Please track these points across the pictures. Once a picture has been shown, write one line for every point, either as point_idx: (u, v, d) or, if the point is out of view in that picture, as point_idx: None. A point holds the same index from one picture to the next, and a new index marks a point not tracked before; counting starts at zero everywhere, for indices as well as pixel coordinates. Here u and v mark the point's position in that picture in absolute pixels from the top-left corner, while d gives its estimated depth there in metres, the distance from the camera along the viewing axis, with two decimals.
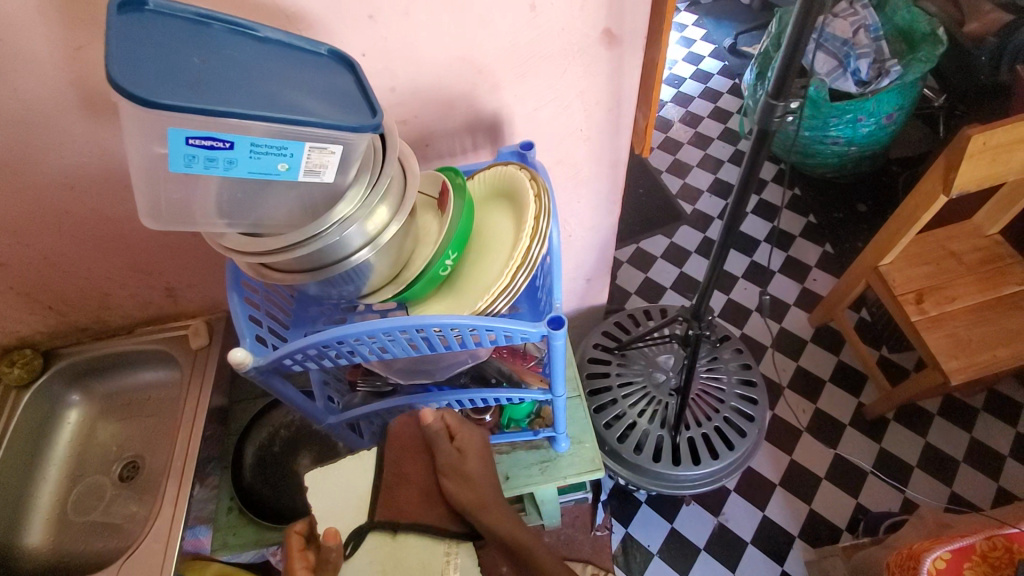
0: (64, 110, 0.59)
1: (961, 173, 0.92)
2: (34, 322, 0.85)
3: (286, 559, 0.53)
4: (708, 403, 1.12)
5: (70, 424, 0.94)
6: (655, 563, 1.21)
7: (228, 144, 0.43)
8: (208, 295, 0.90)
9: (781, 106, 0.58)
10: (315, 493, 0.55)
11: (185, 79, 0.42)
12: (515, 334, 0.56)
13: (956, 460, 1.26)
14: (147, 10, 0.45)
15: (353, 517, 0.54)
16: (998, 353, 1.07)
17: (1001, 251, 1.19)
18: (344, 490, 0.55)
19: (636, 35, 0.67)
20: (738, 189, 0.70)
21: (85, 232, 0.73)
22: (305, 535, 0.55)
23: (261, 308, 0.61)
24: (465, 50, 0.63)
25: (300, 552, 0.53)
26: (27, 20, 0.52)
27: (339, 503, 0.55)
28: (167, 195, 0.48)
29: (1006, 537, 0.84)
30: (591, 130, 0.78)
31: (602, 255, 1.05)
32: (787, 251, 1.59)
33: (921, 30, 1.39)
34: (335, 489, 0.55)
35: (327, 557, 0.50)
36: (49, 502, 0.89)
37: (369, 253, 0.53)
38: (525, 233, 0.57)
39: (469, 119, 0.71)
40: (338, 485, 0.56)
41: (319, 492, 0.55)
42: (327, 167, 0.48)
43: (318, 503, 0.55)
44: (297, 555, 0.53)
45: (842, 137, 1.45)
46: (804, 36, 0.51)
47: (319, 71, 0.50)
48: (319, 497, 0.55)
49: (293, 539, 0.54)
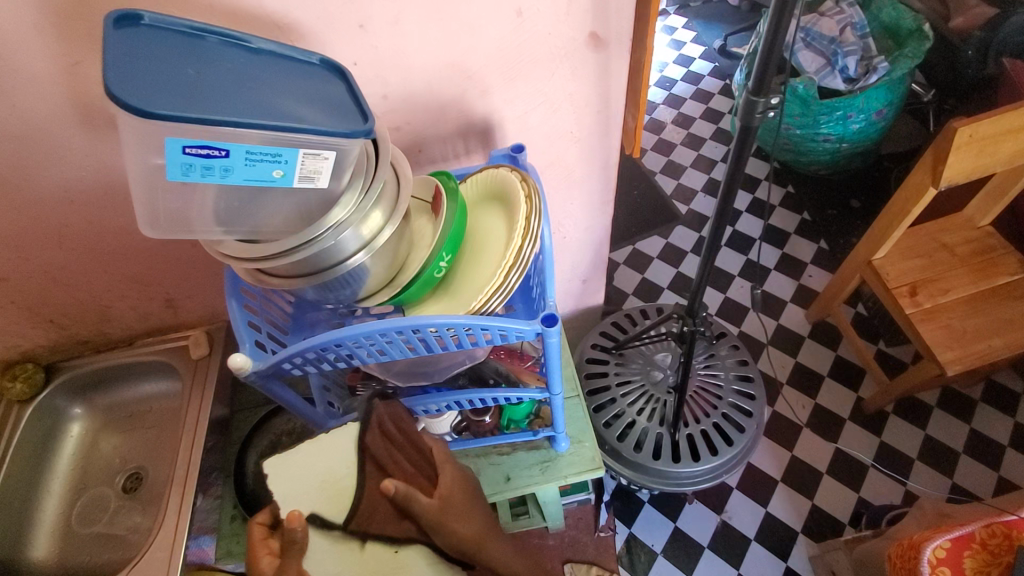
0: (64, 125, 0.61)
1: (949, 165, 0.93)
2: (35, 336, 0.86)
3: (249, 549, 0.52)
4: (707, 399, 1.13)
5: (74, 437, 0.94)
6: (660, 563, 1.21)
7: (223, 152, 0.44)
8: (208, 305, 0.91)
9: (762, 102, 0.60)
10: (275, 481, 0.55)
11: (180, 90, 0.43)
12: (510, 333, 0.56)
13: (956, 452, 1.27)
14: (142, 24, 0.46)
15: (318, 501, 0.54)
16: (993, 343, 1.08)
17: (993, 242, 1.20)
18: (306, 476, 0.55)
19: (622, 37, 0.68)
20: (725, 185, 0.71)
21: (85, 245, 0.74)
22: (269, 526, 0.54)
23: (259, 315, 0.62)
24: (455, 58, 0.64)
25: (262, 540, 0.52)
26: (25, 37, 0.53)
27: (303, 491, 0.55)
28: (166, 203, 0.49)
29: (1004, 525, 0.85)
30: (582, 132, 0.79)
31: (597, 256, 1.06)
32: (781, 248, 1.59)
33: (907, 26, 1.40)
34: (295, 472, 0.55)
35: (292, 537, 0.49)
36: (53, 515, 0.89)
37: (364, 257, 0.54)
38: (517, 233, 0.58)
39: (462, 124, 0.72)
40: (296, 472, 0.55)
41: (280, 478, 0.55)
42: (321, 173, 0.49)
43: (279, 489, 0.55)
44: (260, 543, 0.52)
45: (834, 134, 1.46)
46: (780, 33, 0.53)
47: (311, 80, 0.51)
48: (281, 485, 0.55)
49: (255, 529, 0.53)
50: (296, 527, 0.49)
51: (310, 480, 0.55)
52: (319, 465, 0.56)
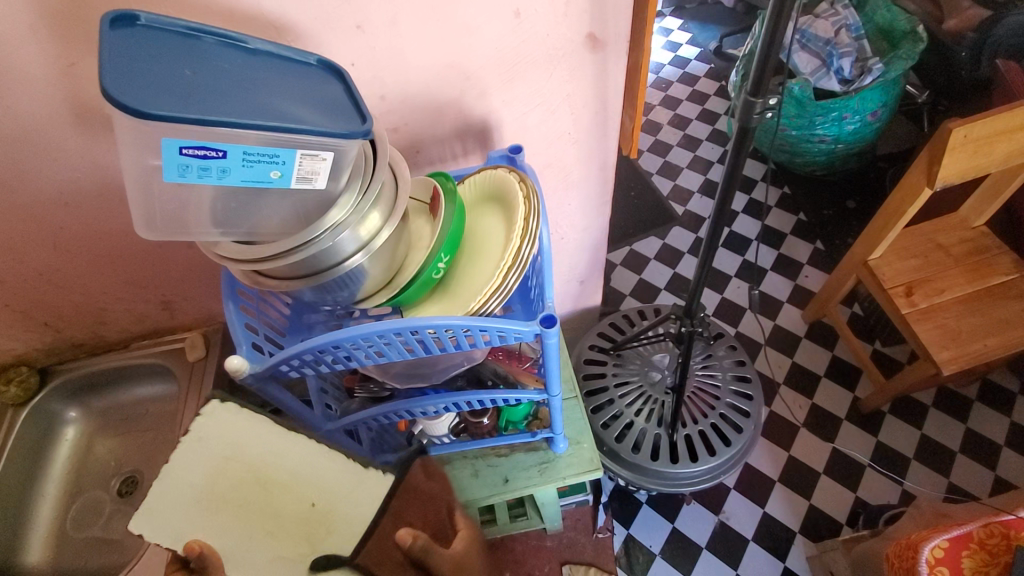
0: (58, 126, 0.60)
1: (944, 166, 0.93)
2: (29, 340, 0.86)
3: None
4: (703, 400, 1.13)
5: (69, 440, 0.94)
6: (658, 564, 1.21)
7: (221, 153, 0.44)
8: (204, 307, 0.91)
9: (761, 103, 0.59)
10: (151, 535, 0.47)
11: (176, 90, 0.43)
12: (509, 334, 0.56)
13: (952, 451, 1.27)
14: (138, 25, 0.46)
15: (211, 519, 0.48)
16: (988, 342, 1.08)
17: (989, 242, 1.21)
18: (181, 504, 0.48)
19: (619, 39, 0.68)
20: (723, 186, 0.71)
21: (81, 248, 0.74)
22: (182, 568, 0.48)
23: (257, 317, 0.62)
24: (454, 58, 0.64)
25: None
26: (19, 39, 0.53)
27: (181, 517, 0.48)
28: (163, 204, 0.49)
29: (1003, 525, 0.85)
30: (580, 133, 0.79)
31: (594, 257, 1.06)
32: (777, 248, 1.60)
33: (900, 28, 1.41)
34: (168, 510, 0.48)
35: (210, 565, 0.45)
36: (49, 519, 0.88)
37: (362, 258, 0.54)
38: (515, 234, 0.58)
39: (459, 125, 0.72)
40: (171, 503, 0.48)
41: (156, 529, 0.47)
42: (319, 174, 0.49)
43: (164, 538, 0.47)
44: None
45: (829, 135, 1.46)
46: (777, 36, 0.53)
47: (308, 80, 0.51)
48: (161, 530, 0.47)
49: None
50: (206, 555, 0.45)
51: (185, 495, 0.49)
52: (189, 475, 0.49)
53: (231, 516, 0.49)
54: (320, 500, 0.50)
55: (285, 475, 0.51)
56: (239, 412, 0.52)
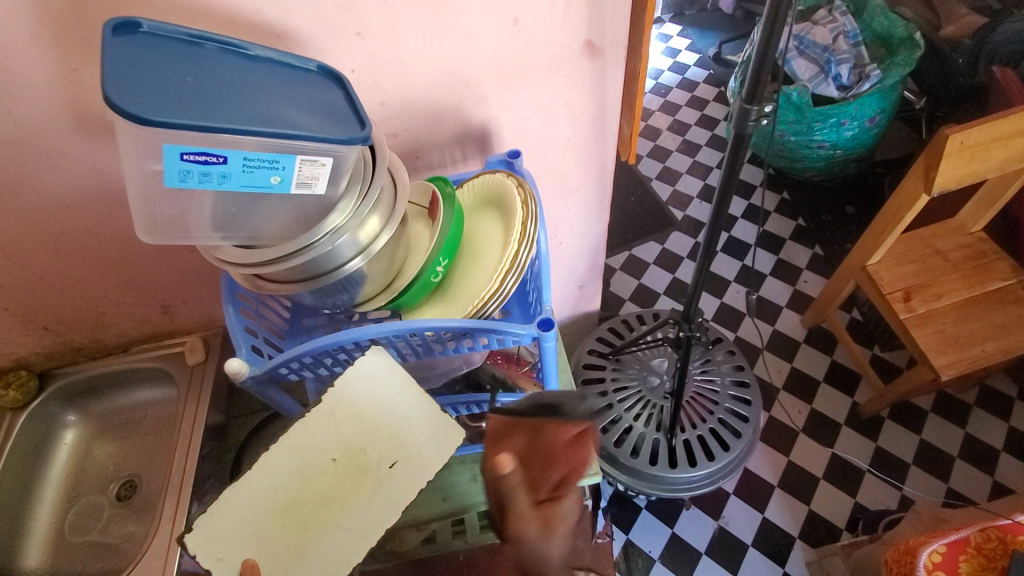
0: (60, 132, 0.61)
1: (941, 172, 0.94)
2: (29, 343, 0.86)
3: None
4: (702, 405, 1.13)
5: (68, 444, 0.94)
6: (657, 569, 1.21)
7: (221, 159, 0.44)
8: (205, 312, 0.91)
9: (756, 109, 0.60)
10: None
11: (177, 96, 0.43)
12: (507, 337, 0.57)
13: (951, 456, 1.27)
14: (141, 32, 0.46)
15: (310, 543, 0.50)
16: (986, 347, 1.09)
17: (986, 247, 1.21)
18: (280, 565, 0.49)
19: (617, 45, 0.69)
20: (719, 191, 0.72)
21: (83, 251, 0.74)
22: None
23: (256, 320, 0.62)
24: (452, 65, 0.65)
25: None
26: (21, 43, 0.53)
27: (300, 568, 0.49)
28: (163, 210, 0.49)
29: (1000, 529, 0.85)
30: (579, 138, 0.80)
31: (594, 262, 1.07)
32: (776, 253, 1.60)
33: (898, 35, 1.42)
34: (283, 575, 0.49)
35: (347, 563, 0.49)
36: (47, 523, 0.88)
37: (362, 262, 0.54)
38: (513, 238, 0.58)
39: (458, 130, 0.73)
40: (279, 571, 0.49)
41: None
42: (319, 179, 0.49)
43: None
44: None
45: (828, 141, 1.47)
46: (772, 45, 0.53)
47: (308, 86, 0.51)
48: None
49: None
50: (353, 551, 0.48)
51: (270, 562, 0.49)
52: (255, 548, 0.50)
53: (312, 523, 0.51)
54: (335, 452, 0.53)
55: (295, 473, 0.52)
56: (214, 511, 0.50)
